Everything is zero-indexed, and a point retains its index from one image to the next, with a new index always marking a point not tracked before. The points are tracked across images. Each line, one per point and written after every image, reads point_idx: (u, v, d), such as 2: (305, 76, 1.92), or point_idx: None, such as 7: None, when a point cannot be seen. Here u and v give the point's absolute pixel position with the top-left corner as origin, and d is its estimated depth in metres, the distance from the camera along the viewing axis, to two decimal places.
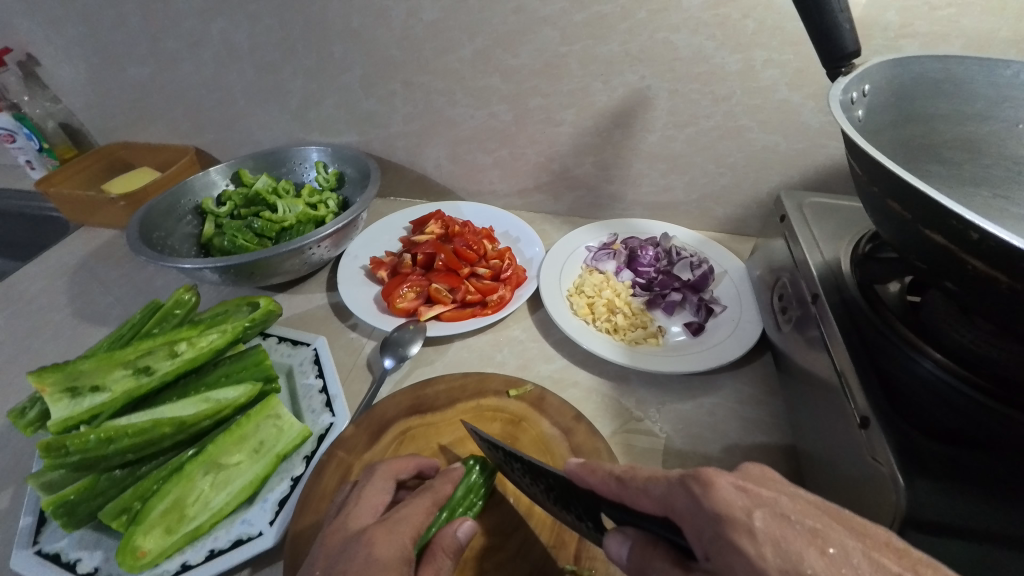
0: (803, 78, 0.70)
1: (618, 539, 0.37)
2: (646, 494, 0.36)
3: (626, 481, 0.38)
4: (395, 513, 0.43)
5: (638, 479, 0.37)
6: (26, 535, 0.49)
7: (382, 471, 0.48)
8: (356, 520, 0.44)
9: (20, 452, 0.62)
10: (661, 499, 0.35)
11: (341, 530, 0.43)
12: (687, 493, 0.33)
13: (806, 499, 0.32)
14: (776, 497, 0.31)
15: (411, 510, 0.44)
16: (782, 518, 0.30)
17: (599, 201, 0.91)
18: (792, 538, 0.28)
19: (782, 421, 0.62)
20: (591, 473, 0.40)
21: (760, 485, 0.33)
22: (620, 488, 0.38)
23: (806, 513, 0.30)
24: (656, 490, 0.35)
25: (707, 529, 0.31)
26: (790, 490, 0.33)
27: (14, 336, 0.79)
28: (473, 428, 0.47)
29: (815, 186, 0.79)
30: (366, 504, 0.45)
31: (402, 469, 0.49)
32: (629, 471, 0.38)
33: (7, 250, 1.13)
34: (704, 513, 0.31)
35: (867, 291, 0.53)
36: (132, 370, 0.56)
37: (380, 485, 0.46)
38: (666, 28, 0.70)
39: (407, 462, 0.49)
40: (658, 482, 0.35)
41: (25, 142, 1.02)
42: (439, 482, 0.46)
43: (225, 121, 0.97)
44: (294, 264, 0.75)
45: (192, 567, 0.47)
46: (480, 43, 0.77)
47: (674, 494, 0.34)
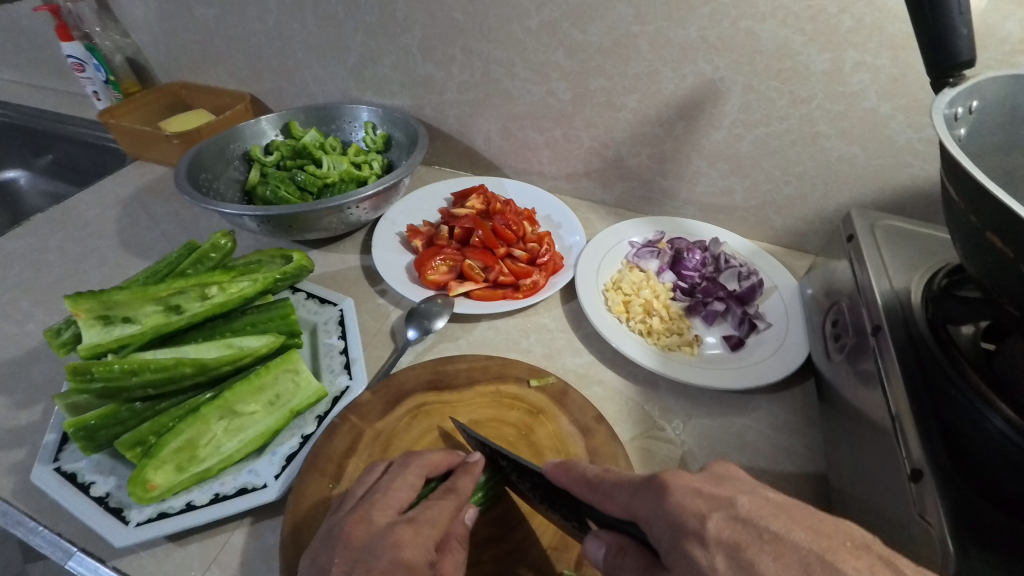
0: (897, 87, 0.63)
1: (594, 542, 0.38)
2: (612, 497, 0.37)
3: (596, 483, 0.39)
4: (423, 513, 0.42)
5: (608, 482, 0.38)
6: (49, 450, 0.51)
7: (415, 466, 0.46)
8: (382, 514, 0.42)
9: (56, 370, 0.64)
10: (626, 503, 0.36)
11: (367, 522, 0.41)
12: (648, 497, 0.35)
13: (766, 497, 0.33)
14: (733, 498, 0.33)
15: (438, 513, 0.42)
16: (735, 520, 0.32)
17: (650, 195, 0.87)
18: (744, 543, 0.30)
19: (818, 455, 0.58)
20: (566, 473, 0.40)
21: (717, 484, 0.35)
22: (590, 490, 0.39)
23: (763, 513, 0.32)
24: (622, 495, 0.37)
25: (665, 537, 0.33)
26: (752, 489, 0.34)
27: (64, 257, 0.82)
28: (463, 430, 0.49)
29: (890, 208, 0.73)
30: (393, 497, 0.43)
31: (433, 467, 0.47)
32: (600, 474, 0.39)
33: (70, 174, 1.19)
34: (663, 520, 0.34)
35: (939, 330, 0.47)
36: (162, 307, 0.58)
37: (410, 480, 0.45)
38: (752, 16, 0.64)
39: (439, 459, 0.47)
40: (623, 486, 0.37)
41: (94, 73, 1.04)
42: (462, 482, 0.46)
43: (283, 71, 0.96)
44: (332, 222, 0.74)
45: (197, 507, 0.48)
46: (548, 15, 0.73)
47: (637, 497, 0.36)
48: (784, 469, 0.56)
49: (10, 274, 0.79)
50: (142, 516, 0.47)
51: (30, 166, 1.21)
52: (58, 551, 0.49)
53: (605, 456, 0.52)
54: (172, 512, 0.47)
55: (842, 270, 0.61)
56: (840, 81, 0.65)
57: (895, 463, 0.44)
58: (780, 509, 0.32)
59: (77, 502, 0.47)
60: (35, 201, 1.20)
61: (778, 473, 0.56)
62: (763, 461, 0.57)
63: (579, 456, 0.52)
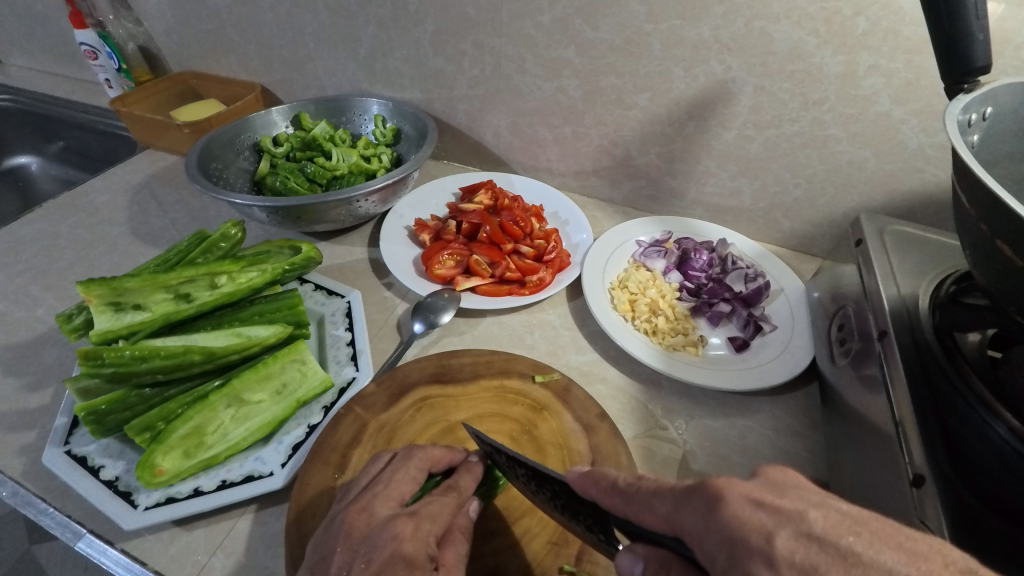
0: (911, 92, 0.63)
1: (629, 558, 0.34)
2: (651, 509, 0.34)
3: (630, 493, 0.35)
4: (425, 508, 0.42)
5: (643, 491, 0.35)
6: (59, 433, 0.52)
7: (418, 459, 0.46)
8: (383, 506, 0.42)
9: (66, 354, 0.65)
10: (667, 515, 0.32)
11: (368, 513, 0.42)
12: (697, 508, 0.31)
13: (839, 510, 0.28)
14: (802, 514, 0.28)
15: (439, 509, 0.42)
16: (806, 538, 0.27)
17: (658, 195, 0.86)
18: (821, 566, 0.26)
19: (819, 458, 0.58)
20: (593, 484, 0.37)
21: (780, 495, 0.30)
22: (622, 500, 0.36)
23: (838, 530, 0.27)
24: (663, 506, 0.33)
25: (720, 555, 0.29)
26: (820, 499, 0.30)
27: (74, 243, 0.83)
28: (473, 431, 0.44)
29: (899, 213, 0.73)
30: (394, 489, 0.43)
31: (436, 462, 0.47)
32: (632, 483, 0.36)
33: (81, 161, 1.20)
34: (716, 534, 0.29)
35: (945, 336, 0.47)
36: (172, 295, 0.58)
37: (413, 474, 0.45)
38: (766, 17, 0.64)
39: (442, 455, 0.47)
40: (664, 497, 0.33)
41: (106, 61, 1.04)
42: (464, 481, 0.45)
43: (294, 62, 0.97)
44: (340, 214, 0.75)
45: (204, 493, 0.48)
46: (561, 12, 0.73)
47: (681, 509, 0.32)
48: None
49: (21, 258, 0.80)
50: (150, 500, 0.47)
51: (41, 152, 1.23)
52: (66, 532, 0.50)
53: (608, 454, 0.52)
54: (179, 497, 0.48)
55: (849, 274, 0.61)
56: (852, 84, 0.65)
57: (896, 468, 0.44)
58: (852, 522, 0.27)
59: (87, 485, 0.48)
60: (46, 186, 1.21)
61: None
62: (764, 463, 0.57)
63: (581, 453, 0.52)
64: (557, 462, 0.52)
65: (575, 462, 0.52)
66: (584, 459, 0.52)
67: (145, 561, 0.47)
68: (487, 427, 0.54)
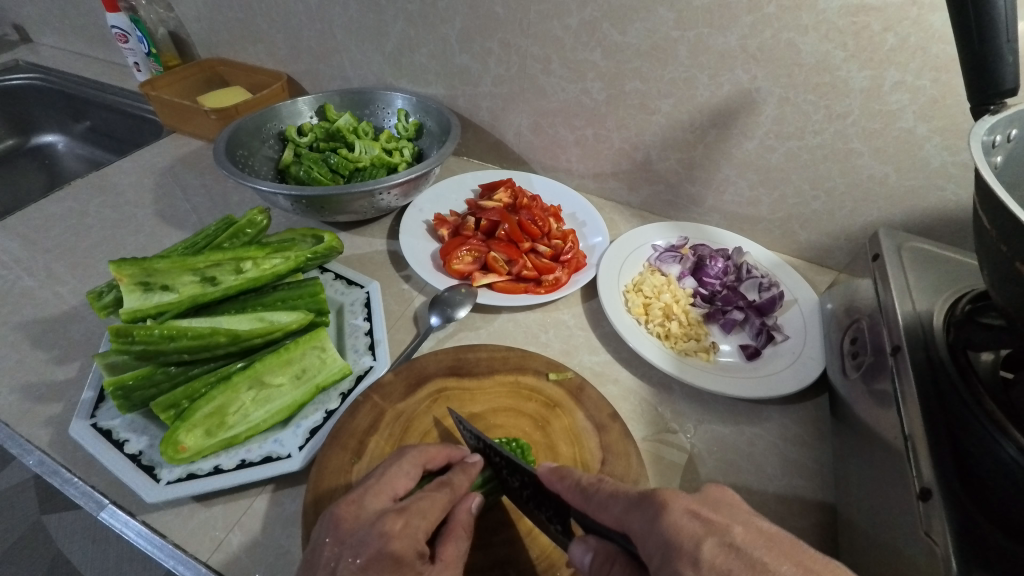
0: (936, 110, 0.63)
1: (581, 547, 0.39)
2: (606, 508, 0.39)
3: (590, 492, 0.40)
4: (415, 503, 0.43)
5: (602, 492, 0.40)
6: (86, 407, 0.54)
7: (412, 455, 0.47)
8: (375, 500, 0.43)
9: (93, 330, 0.67)
10: (619, 516, 0.37)
11: (359, 505, 0.43)
12: (644, 513, 0.36)
13: (759, 529, 0.34)
14: (727, 525, 0.34)
15: (430, 505, 0.43)
16: (728, 547, 0.32)
17: (676, 200, 0.87)
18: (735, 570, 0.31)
19: (826, 469, 0.59)
20: (559, 480, 0.42)
21: (714, 510, 0.35)
22: (583, 499, 0.40)
23: (756, 541, 0.33)
24: (616, 508, 0.38)
25: (657, 553, 0.34)
26: (748, 517, 0.35)
27: (102, 223, 0.85)
28: (458, 416, 0.50)
29: (918, 230, 0.73)
30: (387, 483, 0.44)
31: (432, 458, 0.48)
32: (594, 483, 0.40)
33: (106, 141, 1.23)
34: (657, 537, 0.34)
35: (959, 354, 0.48)
36: (199, 278, 0.60)
37: (407, 469, 0.46)
38: (794, 28, 0.64)
39: (437, 451, 0.48)
40: (618, 499, 0.38)
41: (137, 45, 1.06)
42: (459, 479, 0.46)
43: (322, 53, 0.98)
44: (362, 205, 0.76)
45: (224, 472, 0.50)
46: (589, 15, 0.73)
47: (631, 512, 0.37)
48: (790, 480, 0.57)
49: (51, 235, 0.82)
50: (172, 475, 0.49)
51: (68, 132, 1.26)
52: (90, 503, 0.51)
53: (618, 453, 0.53)
54: (200, 474, 0.50)
55: (865, 289, 0.62)
56: (877, 99, 0.65)
57: (904, 482, 0.44)
58: (767, 538, 0.33)
59: (112, 457, 0.50)
60: (71, 164, 1.24)
61: (785, 484, 0.57)
62: (771, 471, 0.58)
63: (592, 451, 0.53)
64: (568, 460, 0.53)
65: (586, 459, 0.53)
66: (595, 458, 0.53)
67: (165, 534, 0.49)
68: (501, 421, 0.55)
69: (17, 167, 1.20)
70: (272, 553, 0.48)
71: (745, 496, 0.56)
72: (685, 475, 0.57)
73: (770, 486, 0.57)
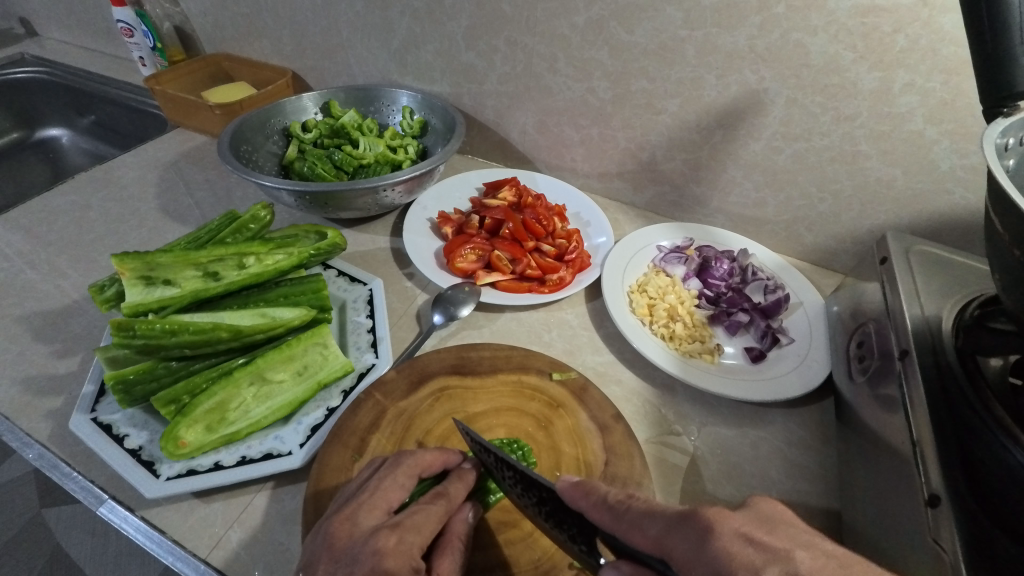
0: (945, 112, 0.62)
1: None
2: (640, 528, 0.35)
3: (620, 510, 0.36)
4: (409, 518, 0.41)
5: (634, 510, 0.36)
6: (86, 401, 0.53)
7: (407, 465, 0.45)
8: (369, 516, 0.42)
9: (94, 324, 0.67)
10: (657, 538, 0.34)
11: (352, 523, 0.41)
12: (687, 536, 0.33)
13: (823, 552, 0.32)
14: (789, 553, 0.31)
15: (425, 519, 0.42)
16: None
17: (681, 201, 0.87)
18: None
19: (830, 474, 0.58)
20: (584, 496, 0.37)
21: (768, 531, 0.33)
22: (612, 517, 0.36)
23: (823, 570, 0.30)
24: (653, 528, 0.34)
25: None
26: (806, 540, 0.33)
27: (105, 216, 0.85)
28: (463, 428, 0.42)
29: (925, 234, 0.72)
30: (381, 497, 0.43)
31: (426, 466, 0.46)
32: (623, 501, 0.37)
33: (111, 136, 1.23)
34: (705, 566, 0.31)
35: (967, 360, 0.47)
36: (201, 273, 0.60)
37: (401, 481, 0.44)
38: (803, 29, 0.63)
39: (433, 459, 0.47)
40: (655, 519, 0.35)
41: (142, 39, 1.06)
42: (454, 489, 0.45)
43: (327, 50, 0.98)
44: (366, 202, 0.76)
45: (224, 468, 0.49)
46: (596, 13, 0.73)
47: (672, 533, 0.33)
48: (795, 484, 0.57)
49: (54, 228, 0.82)
50: (172, 471, 0.49)
51: (72, 125, 1.26)
52: (89, 497, 0.51)
53: (621, 454, 0.53)
54: (200, 470, 0.49)
55: (872, 292, 0.61)
56: (886, 101, 0.65)
57: (912, 488, 0.44)
58: (838, 565, 0.31)
59: (112, 452, 0.49)
60: (75, 158, 1.24)
61: (789, 487, 0.57)
62: (775, 475, 0.58)
63: (595, 452, 0.53)
64: (571, 460, 0.53)
65: (589, 460, 0.52)
66: (598, 459, 0.52)
67: (164, 530, 0.49)
68: (503, 421, 0.55)
69: (21, 160, 1.20)
70: (271, 551, 0.48)
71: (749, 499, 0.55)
72: (688, 478, 0.56)
73: (774, 490, 0.56)
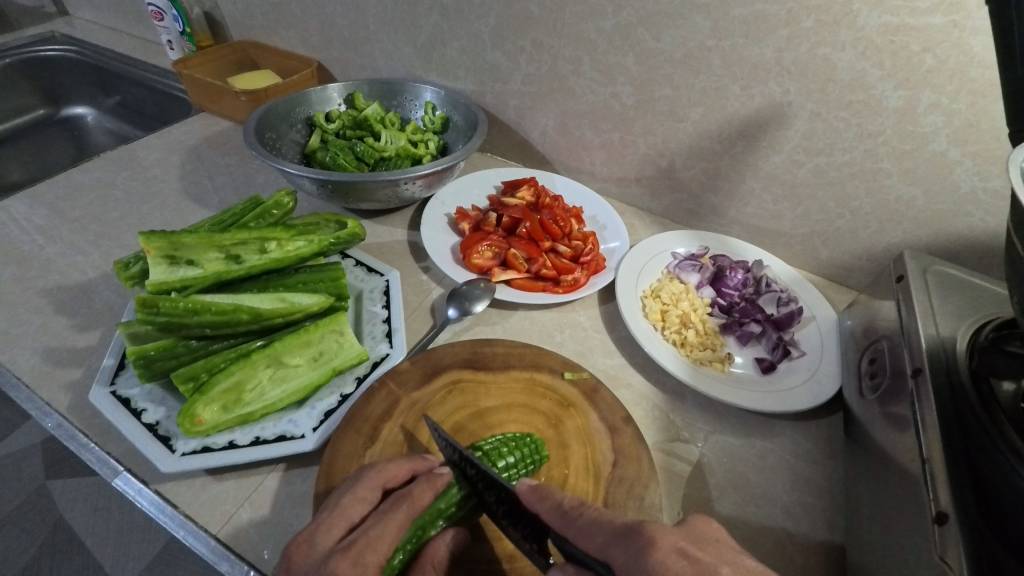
0: (970, 134, 0.62)
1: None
2: (587, 536, 0.37)
3: (572, 516, 0.38)
4: (364, 535, 0.41)
5: (585, 517, 0.38)
6: (107, 374, 0.54)
7: (368, 479, 0.45)
8: (326, 538, 0.41)
9: (116, 299, 0.68)
10: (601, 546, 0.36)
11: (310, 543, 0.41)
12: (628, 547, 0.35)
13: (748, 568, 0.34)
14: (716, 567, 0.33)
15: (382, 532, 0.41)
16: None
17: (698, 210, 0.87)
18: None
19: (836, 488, 0.58)
20: (539, 500, 0.40)
21: (701, 548, 0.34)
22: (563, 522, 0.39)
23: None
24: (598, 537, 0.36)
25: None
26: (734, 557, 0.35)
27: (130, 195, 0.86)
28: (432, 423, 0.48)
29: (942, 255, 0.72)
30: (341, 515, 0.42)
31: (391, 477, 0.46)
32: (576, 507, 0.39)
33: (136, 118, 1.25)
34: None
35: (981, 382, 0.48)
36: (224, 255, 0.60)
37: (363, 495, 0.44)
38: (831, 44, 0.64)
39: (398, 469, 0.46)
40: (601, 528, 0.37)
41: (171, 23, 1.09)
42: (420, 491, 0.44)
43: (354, 42, 0.99)
44: (386, 194, 0.76)
45: (238, 448, 0.50)
46: (624, 19, 0.73)
47: (614, 544, 0.35)
48: (800, 496, 0.57)
49: (79, 205, 0.83)
50: (187, 448, 0.49)
51: (97, 105, 1.29)
52: (105, 469, 0.52)
53: (630, 457, 0.53)
54: (215, 448, 0.50)
55: (887, 310, 0.61)
56: (911, 120, 0.65)
57: (918, 507, 0.44)
58: None
59: (129, 426, 0.50)
60: (99, 137, 1.26)
61: (794, 500, 0.57)
62: (781, 487, 0.58)
63: (604, 453, 0.53)
64: (580, 460, 0.53)
65: (598, 460, 0.53)
66: (606, 460, 0.53)
67: (177, 504, 0.50)
68: (514, 418, 0.55)
69: (46, 137, 1.22)
70: (281, 531, 0.49)
71: (753, 509, 0.55)
72: (693, 485, 0.57)
73: (779, 502, 0.56)
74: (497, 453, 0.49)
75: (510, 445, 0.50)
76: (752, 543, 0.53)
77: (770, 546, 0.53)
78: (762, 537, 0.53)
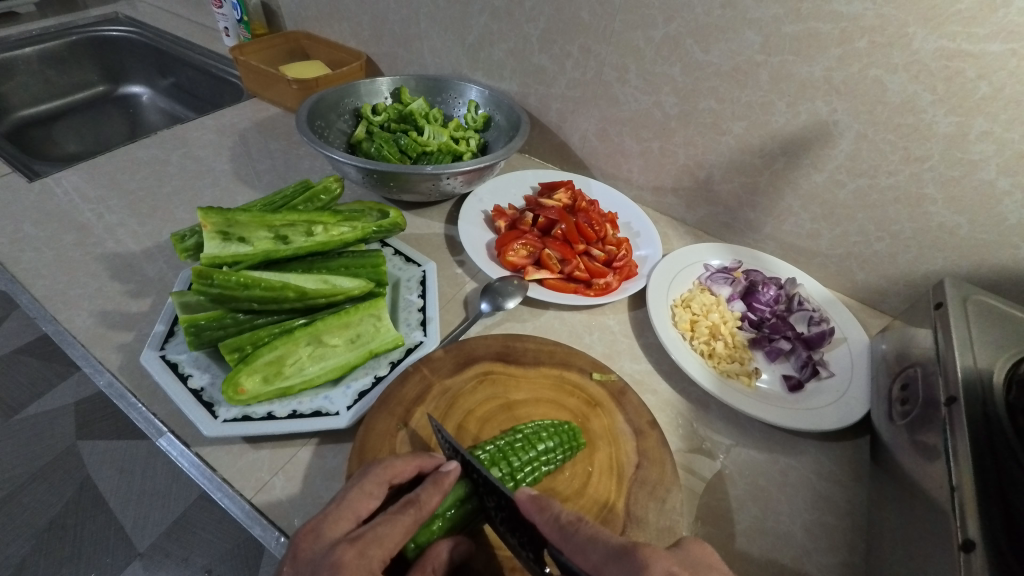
0: (1020, 164, 0.62)
1: None
2: (583, 553, 0.37)
3: (568, 532, 0.38)
4: (372, 529, 0.40)
5: (580, 534, 0.38)
6: (157, 338, 0.57)
7: (374, 474, 0.44)
8: (332, 529, 0.41)
9: (168, 271, 0.72)
10: (597, 564, 0.37)
11: (315, 534, 0.40)
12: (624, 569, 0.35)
13: None
14: None
15: (389, 530, 0.40)
16: None
17: (733, 223, 0.87)
18: None
19: (858, 511, 0.58)
20: (538, 512, 0.40)
21: None
22: (561, 536, 0.38)
23: None
24: (595, 554, 0.37)
25: None
26: None
27: (183, 173, 0.90)
28: (438, 424, 0.48)
29: (983, 285, 0.71)
30: (348, 508, 0.42)
31: (398, 473, 0.45)
32: (573, 522, 0.39)
33: (189, 99, 1.30)
34: None
35: (1018, 415, 0.47)
36: (272, 235, 0.63)
37: (369, 489, 0.43)
38: (883, 65, 0.63)
39: (406, 465, 0.45)
40: (597, 546, 0.37)
41: (230, 11, 1.14)
42: (427, 495, 0.43)
43: (404, 38, 1.02)
44: (427, 187, 0.78)
45: (276, 418, 0.52)
46: (674, 29, 0.74)
47: (610, 563, 0.36)
48: (821, 516, 0.57)
49: (134, 178, 0.87)
50: (229, 415, 0.52)
51: (153, 85, 1.34)
52: (150, 428, 0.55)
53: (653, 460, 0.54)
54: (254, 417, 0.52)
55: (922, 337, 0.60)
56: (961, 147, 0.64)
57: (943, 534, 0.44)
58: None
59: (177, 389, 0.52)
60: (152, 116, 1.32)
61: (815, 519, 0.57)
62: (802, 504, 0.58)
63: (628, 455, 0.54)
64: (604, 459, 0.54)
65: (622, 462, 0.54)
66: (630, 461, 0.54)
67: (216, 468, 0.52)
68: (544, 411, 0.57)
69: (103, 112, 1.28)
70: (313, 501, 0.51)
71: (772, 523, 0.56)
72: (712, 494, 0.57)
73: (800, 519, 0.56)
74: (537, 436, 0.51)
75: (549, 431, 0.52)
76: (772, 557, 0.53)
77: (788, 562, 0.53)
78: (779, 553, 0.53)
